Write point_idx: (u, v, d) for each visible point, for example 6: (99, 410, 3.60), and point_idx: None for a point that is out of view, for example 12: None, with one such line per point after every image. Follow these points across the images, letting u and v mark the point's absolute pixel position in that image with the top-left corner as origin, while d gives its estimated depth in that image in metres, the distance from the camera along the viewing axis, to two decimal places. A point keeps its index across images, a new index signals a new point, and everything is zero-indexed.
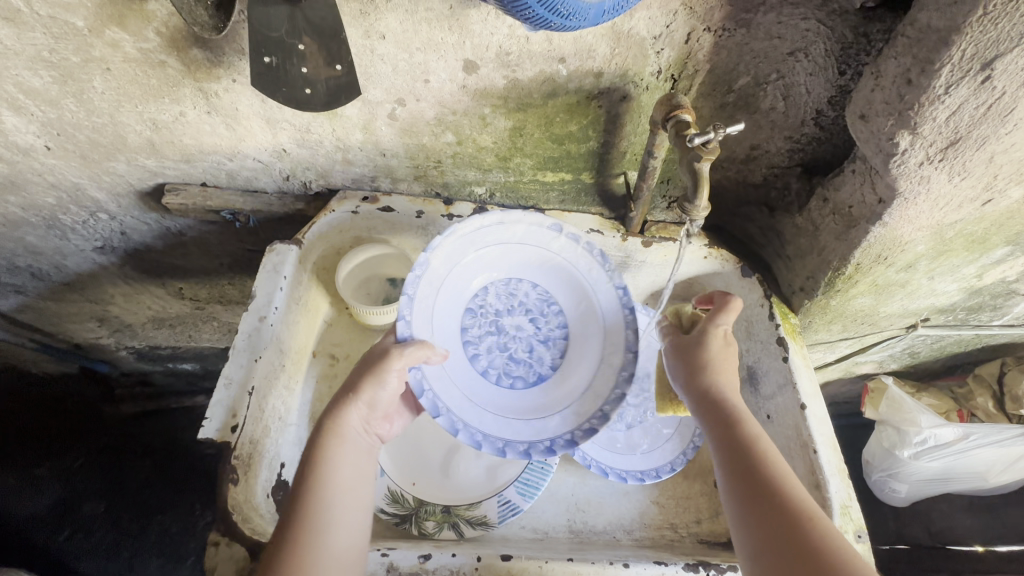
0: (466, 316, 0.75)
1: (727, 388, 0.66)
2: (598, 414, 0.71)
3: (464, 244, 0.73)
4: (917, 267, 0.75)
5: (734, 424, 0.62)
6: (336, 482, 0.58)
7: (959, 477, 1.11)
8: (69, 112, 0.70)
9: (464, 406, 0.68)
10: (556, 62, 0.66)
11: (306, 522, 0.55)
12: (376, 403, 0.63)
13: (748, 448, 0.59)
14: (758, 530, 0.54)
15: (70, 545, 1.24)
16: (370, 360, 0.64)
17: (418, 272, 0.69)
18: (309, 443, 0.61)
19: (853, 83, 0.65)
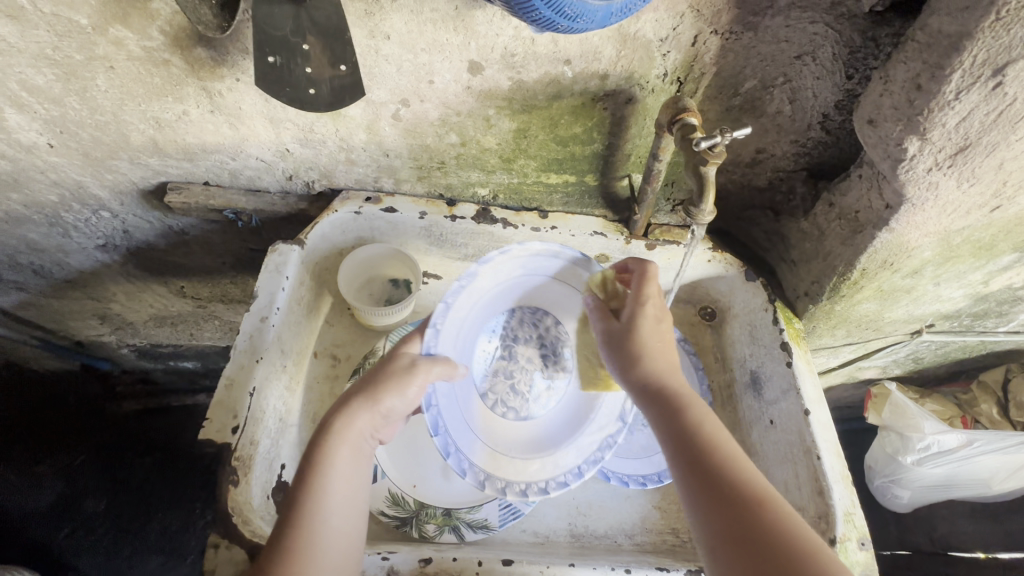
0: (488, 333, 0.73)
1: (664, 368, 0.60)
2: (574, 469, 0.69)
3: (516, 267, 0.72)
4: (924, 273, 0.75)
5: (678, 408, 0.57)
6: (342, 491, 0.55)
7: (962, 484, 1.11)
8: (72, 110, 0.70)
9: (458, 431, 0.67)
10: (561, 63, 0.66)
11: (306, 532, 0.51)
12: (392, 413, 0.61)
13: (694, 435, 0.54)
14: (717, 527, 0.50)
15: (70, 542, 1.24)
16: (393, 368, 0.62)
17: (462, 284, 0.69)
18: (314, 444, 0.57)
19: (860, 88, 0.65)
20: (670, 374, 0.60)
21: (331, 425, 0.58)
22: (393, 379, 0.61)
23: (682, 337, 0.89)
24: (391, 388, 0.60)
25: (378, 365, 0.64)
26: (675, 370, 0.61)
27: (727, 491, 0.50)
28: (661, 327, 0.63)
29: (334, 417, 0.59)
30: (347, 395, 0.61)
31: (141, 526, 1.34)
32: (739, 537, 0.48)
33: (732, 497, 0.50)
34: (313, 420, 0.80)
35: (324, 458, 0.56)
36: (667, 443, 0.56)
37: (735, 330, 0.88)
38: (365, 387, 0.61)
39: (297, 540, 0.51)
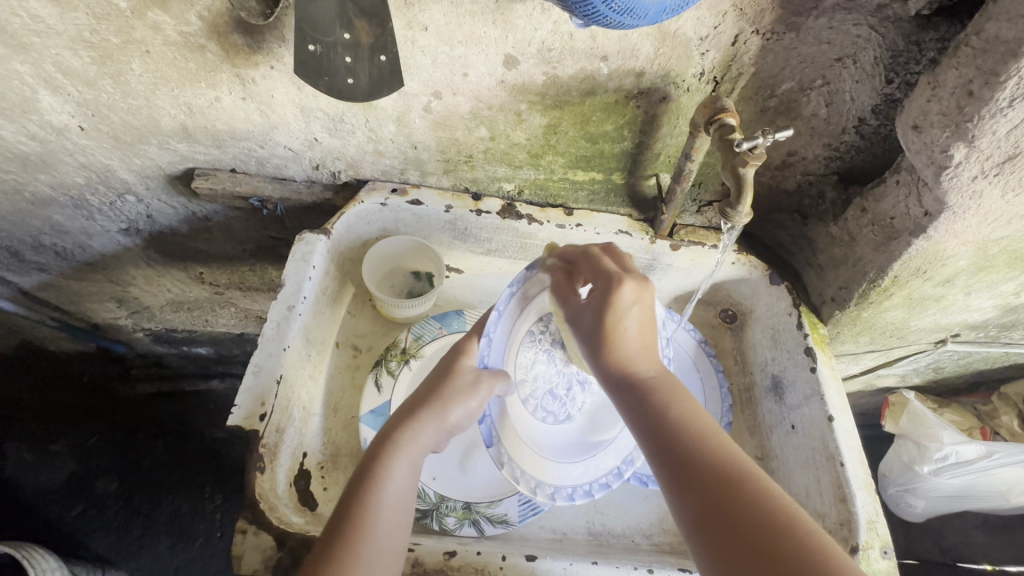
0: (529, 337, 0.71)
1: (637, 355, 0.58)
2: (614, 470, 0.70)
3: None
4: (955, 282, 0.74)
5: (653, 393, 0.55)
6: (399, 498, 0.56)
7: (978, 495, 1.10)
8: (105, 93, 0.70)
9: (510, 440, 0.67)
10: (598, 60, 0.65)
11: (361, 533, 0.52)
12: (453, 427, 0.64)
13: (670, 418, 0.52)
14: (698, 511, 0.47)
15: (81, 520, 1.32)
16: (458, 381, 0.64)
17: (515, 287, 0.66)
18: (375, 451, 0.59)
19: (900, 92, 0.64)
20: (645, 360, 0.58)
21: (394, 435, 0.61)
22: (459, 391, 0.63)
23: (702, 339, 0.88)
24: (458, 400, 0.63)
25: (439, 376, 0.66)
26: (651, 354, 0.58)
27: (704, 472, 0.48)
28: (636, 309, 0.58)
29: (401, 427, 0.61)
30: (411, 406, 0.64)
31: (153, 509, 1.39)
32: (721, 521, 0.46)
33: (712, 479, 0.48)
34: (335, 411, 0.80)
35: (386, 464, 0.57)
36: (641, 431, 0.53)
37: (756, 333, 0.87)
38: (430, 399, 0.64)
39: (353, 538, 0.52)
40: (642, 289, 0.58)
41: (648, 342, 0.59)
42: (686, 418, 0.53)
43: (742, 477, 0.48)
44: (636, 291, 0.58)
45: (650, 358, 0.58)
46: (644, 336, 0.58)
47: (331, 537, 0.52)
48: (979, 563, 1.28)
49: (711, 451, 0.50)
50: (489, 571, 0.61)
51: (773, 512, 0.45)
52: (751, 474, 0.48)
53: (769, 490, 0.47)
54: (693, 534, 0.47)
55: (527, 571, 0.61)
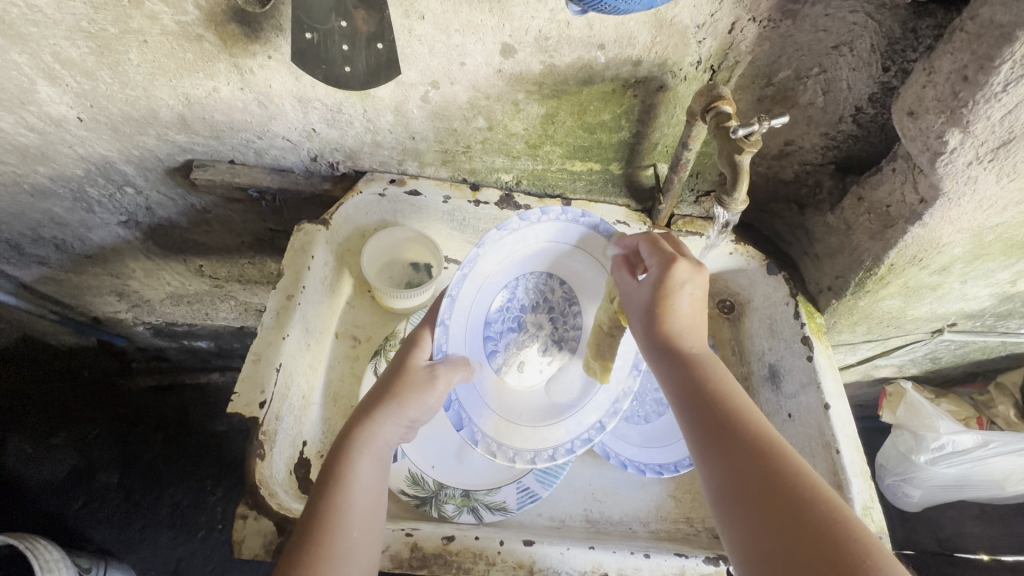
0: (492, 309, 0.72)
1: (687, 330, 0.59)
2: (597, 425, 0.72)
3: (516, 239, 0.70)
4: (952, 270, 0.74)
5: (701, 366, 0.56)
6: (366, 497, 0.56)
7: (975, 484, 1.10)
8: (103, 84, 0.70)
9: (481, 414, 0.69)
10: (595, 48, 0.65)
11: (330, 539, 0.52)
12: (414, 422, 0.63)
13: (715, 391, 0.53)
14: (734, 478, 0.48)
15: (84, 513, 1.34)
16: (413, 377, 0.63)
17: (468, 269, 0.67)
18: (338, 453, 0.59)
19: (897, 80, 0.64)
20: (695, 337, 0.59)
21: (354, 435, 0.60)
22: (416, 388, 0.62)
23: None
24: (416, 398, 0.62)
25: (395, 370, 0.65)
26: (700, 334, 0.59)
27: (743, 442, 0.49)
28: (690, 288, 0.59)
29: (359, 426, 0.60)
30: (370, 402, 0.63)
31: (153, 501, 1.39)
32: (752, 489, 0.47)
33: (753, 450, 0.49)
34: (335, 400, 0.81)
35: (349, 465, 0.57)
36: (682, 401, 0.55)
37: (753, 323, 0.87)
38: (386, 396, 0.62)
39: (325, 541, 0.52)
40: (697, 269, 0.59)
41: (699, 321, 0.60)
42: (729, 394, 0.54)
43: (782, 455, 0.48)
44: (691, 270, 0.59)
45: (699, 336, 0.59)
46: (696, 316, 0.60)
47: (299, 544, 0.52)
48: (976, 553, 1.28)
49: (754, 425, 0.51)
50: (487, 556, 0.61)
51: (809, 487, 0.46)
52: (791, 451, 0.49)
53: (808, 469, 0.47)
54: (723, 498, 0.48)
55: (525, 556, 0.62)
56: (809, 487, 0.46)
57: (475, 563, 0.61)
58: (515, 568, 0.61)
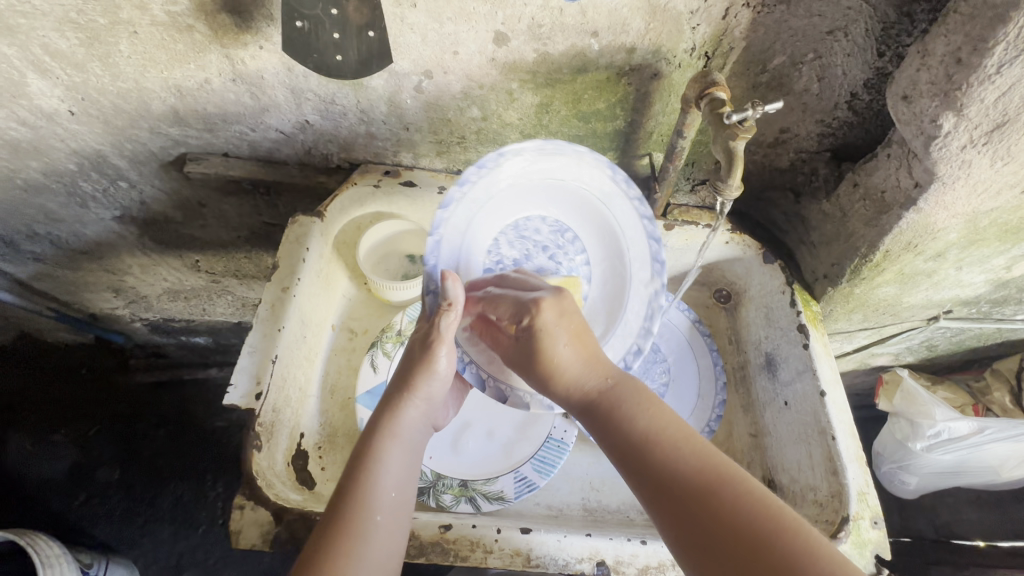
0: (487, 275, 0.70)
1: (582, 371, 0.56)
2: (641, 332, 0.69)
3: (470, 206, 0.68)
4: (946, 256, 0.74)
5: (613, 403, 0.54)
6: (393, 489, 0.55)
7: (971, 471, 1.11)
8: (94, 76, 0.70)
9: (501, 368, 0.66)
10: (588, 35, 0.64)
11: (356, 520, 0.52)
12: (431, 399, 0.62)
13: (632, 434, 0.51)
14: (680, 525, 0.46)
15: (85, 510, 1.35)
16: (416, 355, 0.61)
17: (433, 257, 0.65)
18: (367, 436, 0.58)
19: (892, 66, 0.63)
20: (596, 372, 0.56)
21: (377, 426, 0.59)
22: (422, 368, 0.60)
23: (696, 318, 0.89)
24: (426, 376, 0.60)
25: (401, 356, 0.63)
26: (599, 363, 0.57)
27: (674, 486, 0.47)
28: (564, 326, 0.57)
29: (387, 410, 0.59)
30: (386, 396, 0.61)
31: (154, 496, 1.39)
32: (701, 535, 0.45)
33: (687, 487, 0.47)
34: (333, 393, 0.81)
35: (378, 451, 0.56)
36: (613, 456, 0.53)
37: (750, 312, 0.87)
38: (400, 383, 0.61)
39: (349, 523, 0.52)
40: (560, 305, 0.57)
41: (592, 349, 0.58)
42: (649, 429, 0.51)
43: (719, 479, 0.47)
44: (557, 307, 0.57)
45: (601, 368, 0.57)
46: (588, 346, 0.58)
47: (328, 525, 0.52)
48: (972, 540, 1.29)
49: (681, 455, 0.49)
50: (485, 544, 0.62)
51: (750, 505, 0.44)
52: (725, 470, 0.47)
53: (746, 489, 0.46)
54: (681, 555, 0.46)
55: (522, 543, 0.62)
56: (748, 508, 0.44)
57: (472, 551, 0.61)
58: (513, 556, 0.62)
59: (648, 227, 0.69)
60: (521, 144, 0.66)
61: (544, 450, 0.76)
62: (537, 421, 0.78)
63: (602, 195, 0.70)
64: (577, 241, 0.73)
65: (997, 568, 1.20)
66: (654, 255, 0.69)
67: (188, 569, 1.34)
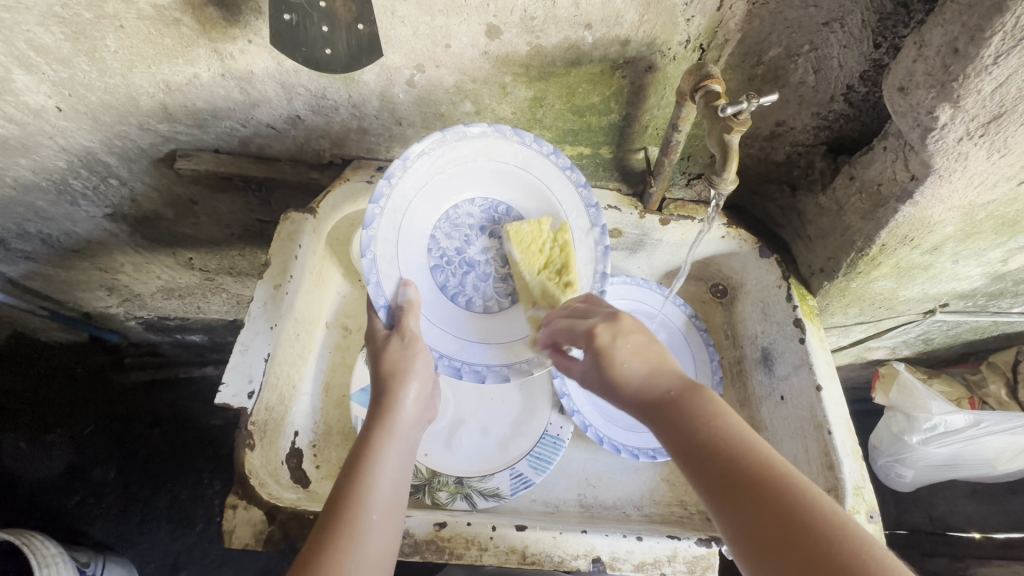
0: (436, 273, 0.72)
1: (649, 382, 0.52)
2: (597, 277, 0.71)
3: (395, 216, 0.66)
4: (943, 250, 0.74)
5: (677, 413, 0.49)
6: (388, 478, 0.56)
7: (967, 464, 1.11)
8: (81, 71, 0.69)
9: (473, 352, 0.71)
10: (582, 28, 0.64)
11: (351, 516, 0.51)
12: (422, 395, 0.63)
13: (700, 447, 0.46)
14: (757, 548, 0.42)
15: (81, 509, 1.34)
16: (398, 351, 0.63)
17: (375, 276, 0.64)
18: (360, 438, 0.58)
19: (888, 57, 0.63)
20: (660, 380, 0.52)
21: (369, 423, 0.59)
22: (402, 359, 0.62)
23: (693, 314, 0.88)
24: (409, 366, 0.62)
25: (374, 357, 0.63)
26: (664, 370, 0.53)
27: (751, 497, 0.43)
28: (627, 342, 0.54)
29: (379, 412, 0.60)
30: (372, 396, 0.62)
31: (150, 495, 1.39)
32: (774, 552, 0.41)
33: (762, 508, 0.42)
34: (327, 390, 0.80)
35: (372, 449, 0.57)
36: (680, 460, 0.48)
37: (746, 307, 0.87)
38: (382, 381, 0.61)
39: (342, 519, 0.51)
40: (619, 325, 0.56)
41: (657, 359, 0.54)
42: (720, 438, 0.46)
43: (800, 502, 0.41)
44: (612, 326, 0.56)
45: (667, 377, 0.52)
46: (651, 356, 0.54)
47: (321, 525, 0.51)
48: (968, 532, 1.29)
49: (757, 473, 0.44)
50: (480, 541, 0.62)
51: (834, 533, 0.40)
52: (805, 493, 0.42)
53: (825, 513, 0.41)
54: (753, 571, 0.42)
55: (517, 540, 0.62)
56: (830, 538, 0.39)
57: (467, 548, 0.61)
58: (508, 553, 0.62)
59: (573, 176, 0.70)
60: (423, 141, 0.65)
61: (539, 447, 0.76)
62: (533, 417, 0.78)
63: (518, 162, 0.71)
64: (511, 210, 0.74)
65: (992, 560, 1.21)
66: (586, 200, 0.70)
67: (185, 567, 1.34)
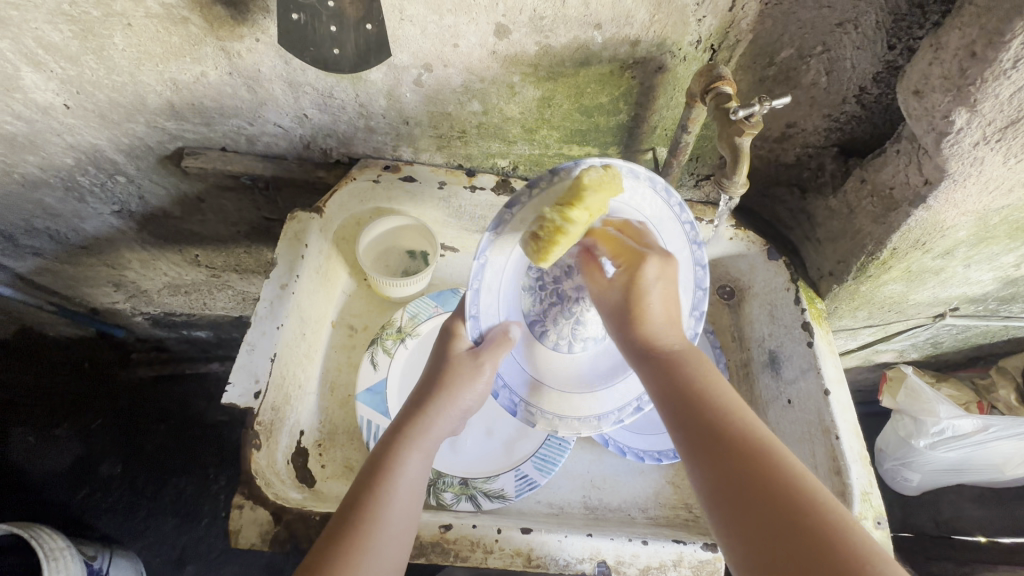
0: (526, 294, 0.70)
1: (662, 329, 0.58)
2: None
3: (520, 230, 0.65)
4: (955, 254, 0.73)
5: (678, 364, 0.55)
6: (412, 487, 0.57)
7: (975, 468, 1.10)
8: (89, 70, 0.69)
9: (537, 392, 0.71)
10: (591, 28, 0.63)
11: (375, 517, 0.53)
12: (466, 409, 0.65)
13: (695, 396, 0.52)
14: (726, 479, 0.47)
15: (88, 503, 1.35)
16: (466, 366, 0.65)
17: (478, 282, 0.65)
18: (394, 438, 0.60)
19: (902, 59, 0.62)
20: (672, 334, 0.58)
21: (408, 426, 0.61)
22: (463, 376, 0.64)
23: None
24: (468, 386, 0.64)
25: (441, 363, 0.66)
26: (676, 329, 0.59)
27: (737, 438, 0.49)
28: (660, 284, 0.59)
29: (417, 417, 0.61)
30: (418, 395, 0.64)
31: (157, 490, 1.40)
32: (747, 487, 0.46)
33: (739, 458, 0.47)
34: (333, 389, 0.80)
35: (403, 453, 0.58)
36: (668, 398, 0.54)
37: (754, 309, 0.86)
38: (435, 390, 0.64)
39: (365, 517, 0.52)
40: (665, 265, 0.59)
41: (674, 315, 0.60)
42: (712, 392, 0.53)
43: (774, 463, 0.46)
44: (656, 266, 0.59)
45: (674, 331, 0.59)
46: (670, 312, 0.60)
47: (341, 525, 0.52)
48: (974, 536, 1.29)
49: (740, 433, 0.49)
50: (485, 544, 0.62)
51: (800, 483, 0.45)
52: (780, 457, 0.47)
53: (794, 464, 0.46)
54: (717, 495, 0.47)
55: (523, 543, 0.62)
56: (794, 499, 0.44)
57: (473, 551, 0.61)
58: (513, 556, 0.61)
59: (697, 253, 0.69)
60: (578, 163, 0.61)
61: (545, 448, 0.76)
62: None
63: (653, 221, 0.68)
64: None
65: (998, 565, 1.20)
66: (697, 259, 0.70)
67: (190, 562, 1.35)
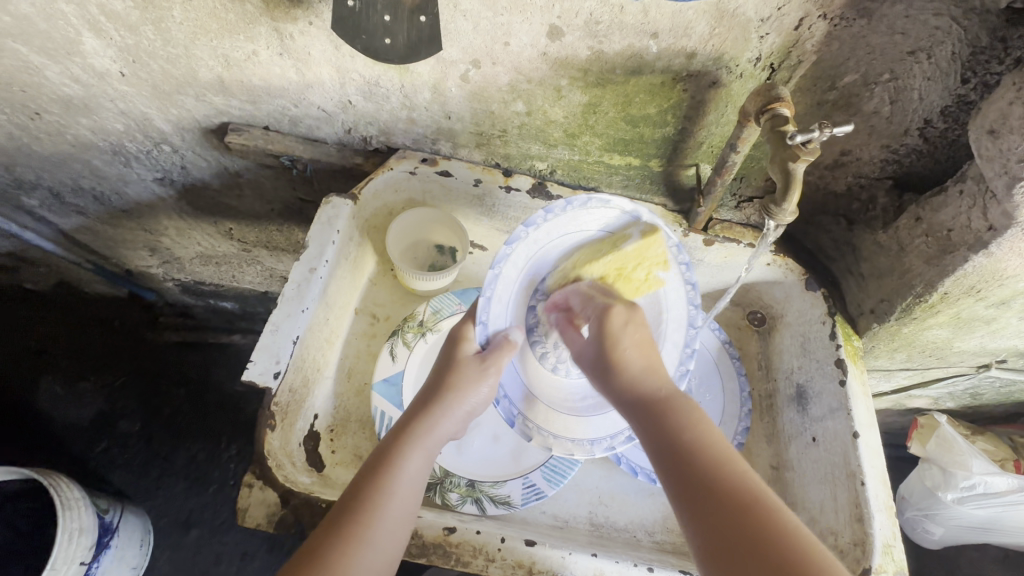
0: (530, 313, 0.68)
1: (642, 375, 0.59)
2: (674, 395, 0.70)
3: (533, 250, 0.65)
4: (1011, 305, 0.69)
5: (660, 413, 0.56)
6: (412, 487, 0.56)
7: (1004, 529, 1.05)
8: (146, 39, 0.70)
9: (532, 406, 0.69)
10: (648, 36, 0.61)
11: (369, 517, 0.52)
12: (470, 411, 0.65)
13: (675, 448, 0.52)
14: (715, 537, 0.47)
15: (105, 457, 1.39)
16: (471, 369, 0.64)
17: (490, 292, 0.64)
18: (394, 440, 0.59)
19: (975, 94, 0.58)
20: (654, 379, 0.59)
21: (409, 429, 0.60)
22: (469, 378, 0.63)
23: (727, 340, 0.85)
24: (472, 389, 0.63)
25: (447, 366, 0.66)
26: (659, 375, 0.60)
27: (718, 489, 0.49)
28: (630, 330, 0.62)
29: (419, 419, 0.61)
30: (421, 399, 0.64)
31: (171, 452, 1.43)
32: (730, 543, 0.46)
33: (720, 506, 0.48)
34: (349, 376, 0.80)
35: (401, 455, 0.57)
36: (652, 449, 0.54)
37: (784, 339, 0.83)
38: (440, 390, 0.63)
39: (358, 516, 0.52)
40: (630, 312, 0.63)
41: (653, 358, 0.61)
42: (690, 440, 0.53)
43: (752, 500, 0.47)
44: (624, 314, 0.62)
45: (658, 377, 0.60)
46: (648, 358, 0.61)
47: (335, 523, 0.52)
48: None
49: (719, 478, 0.49)
50: (487, 551, 0.61)
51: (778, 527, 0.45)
52: (757, 501, 0.47)
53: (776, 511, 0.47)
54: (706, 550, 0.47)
55: (526, 555, 0.61)
56: (768, 545, 0.44)
57: (475, 557, 0.60)
58: (514, 567, 0.60)
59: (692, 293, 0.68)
60: (590, 194, 0.63)
61: (555, 459, 0.74)
62: None
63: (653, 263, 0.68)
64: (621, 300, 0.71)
65: None
66: (692, 301, 0.69)
67: (196, 525, 1.38)
